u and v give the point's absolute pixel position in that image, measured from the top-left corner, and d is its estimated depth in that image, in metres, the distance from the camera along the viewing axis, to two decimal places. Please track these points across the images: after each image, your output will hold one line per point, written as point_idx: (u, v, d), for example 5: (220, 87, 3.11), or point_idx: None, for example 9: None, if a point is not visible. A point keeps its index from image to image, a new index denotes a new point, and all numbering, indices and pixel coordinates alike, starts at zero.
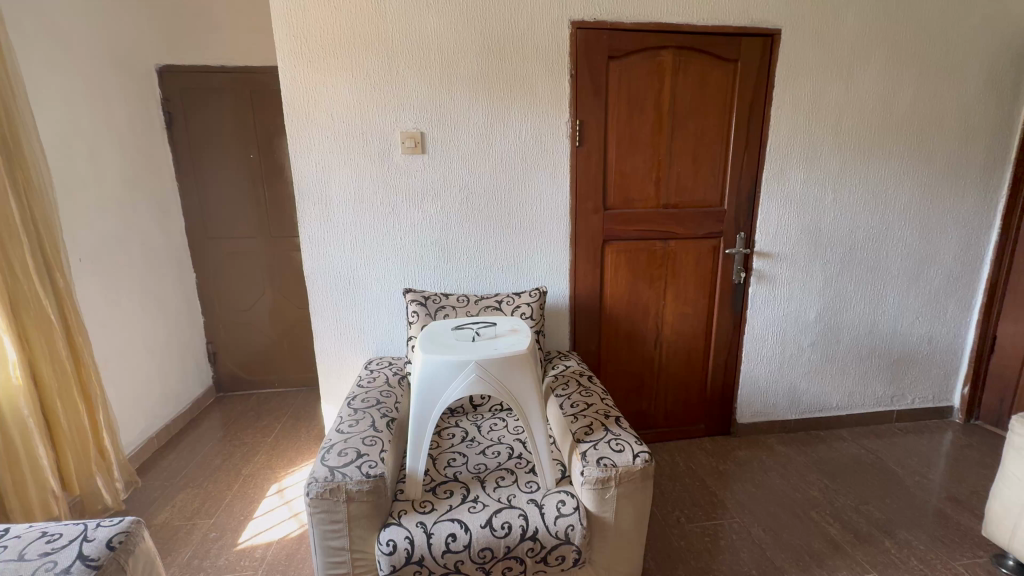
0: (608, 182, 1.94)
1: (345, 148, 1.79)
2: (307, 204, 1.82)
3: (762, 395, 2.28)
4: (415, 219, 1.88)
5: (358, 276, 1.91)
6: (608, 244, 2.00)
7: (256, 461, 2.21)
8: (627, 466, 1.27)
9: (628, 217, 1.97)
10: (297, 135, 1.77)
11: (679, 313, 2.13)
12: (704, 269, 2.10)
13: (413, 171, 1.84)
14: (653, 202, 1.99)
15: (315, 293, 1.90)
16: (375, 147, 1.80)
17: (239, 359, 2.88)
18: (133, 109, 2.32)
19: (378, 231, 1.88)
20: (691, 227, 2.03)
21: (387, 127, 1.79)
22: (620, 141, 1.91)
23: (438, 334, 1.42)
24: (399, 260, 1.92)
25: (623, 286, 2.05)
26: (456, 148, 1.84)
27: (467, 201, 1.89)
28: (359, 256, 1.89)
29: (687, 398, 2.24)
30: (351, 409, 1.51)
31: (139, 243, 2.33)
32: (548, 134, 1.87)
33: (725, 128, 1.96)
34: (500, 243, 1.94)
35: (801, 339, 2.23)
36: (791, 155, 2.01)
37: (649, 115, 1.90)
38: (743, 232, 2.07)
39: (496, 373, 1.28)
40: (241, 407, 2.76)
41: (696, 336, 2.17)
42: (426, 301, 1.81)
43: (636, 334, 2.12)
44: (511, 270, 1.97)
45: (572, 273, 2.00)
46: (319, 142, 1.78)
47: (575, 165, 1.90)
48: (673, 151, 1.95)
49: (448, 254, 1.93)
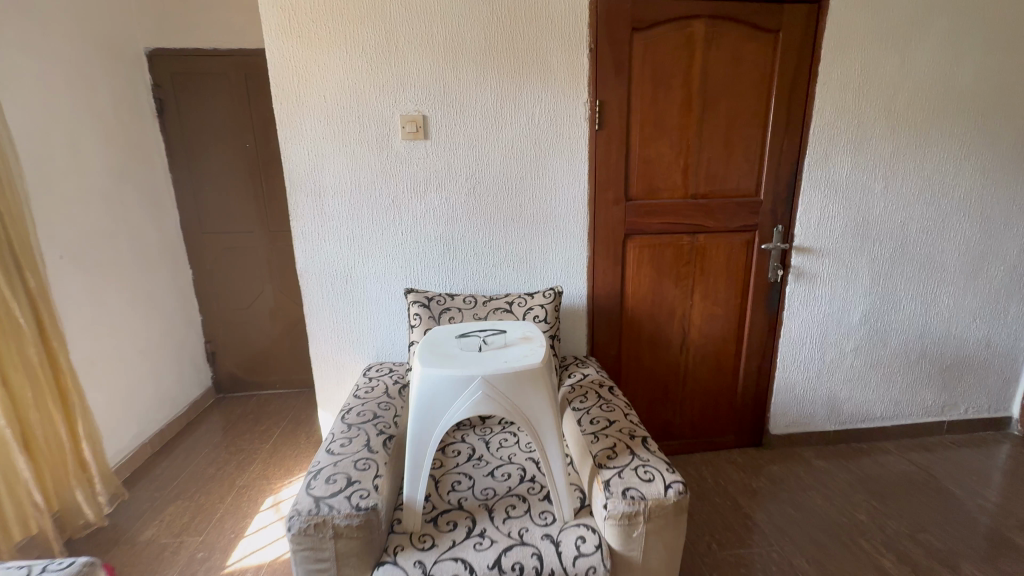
0: (631, 170, 1.74)
1: (341, 134, 1.63)
2: (298, 196, 1.67)
3: (798, 403, 2.08)
4: (418, 212, 1.71)
5: (356, 274, 1.75)
6: (630, 240, 1.81)
7: (252, 470, 2.08)
8: (657, 499, 1.09)
9: (652, 210, 1.78)
10: (287, 120, 1.61)
11: (708, 315, 1.94)
12: (737, 266, 1.90)
13: (415, 160, 1.67)
14: (681, 192, 1.79)
15: (310, 292, 1.75)
16: (373, 135, 1.64)
17: (239, 359, 2.76)
18: (120, 95, 2.19)
19: (377, 226, 1.71)
20: (722, 220, 1.83)
21: (386, 110, 1.62)
22: (645, 124, 1.70)
23: (438, 342, 1.25)
24: (400, 257, 1.75)
25: (646, 286, 1.86)
26: (462, 132, 1.66)
27: (474, 192, 1.71)
28: (357, 253, 1.73)
29: (715, 407, 2.06)
30: (345, 425, 1.35)
31: (129, 238, 2.20)
32: (564, 116, 1.67)
33: (763, 108, 1.75)
34: (511, 238, 1.76)
35: (843, 343, 2.02)
36: (837, 137, 1.79)
37: (677, 94, 1.69)
38: (781, 225, 1.86)
39: (505, 391, 1.11)
40: (240, 409, 2.64)
41: (726, 339, 1.98)
42: (430, 303, 1.64)
43: (660, 337, 1.94)
44: (523, 268, 1.79)
45: (591, 271, 1.82)
46: (312, 128, 1.62)
47: (593, 151, 1.70)
48: (704, 134, 1.74)
49: (453, 250, 1.76)
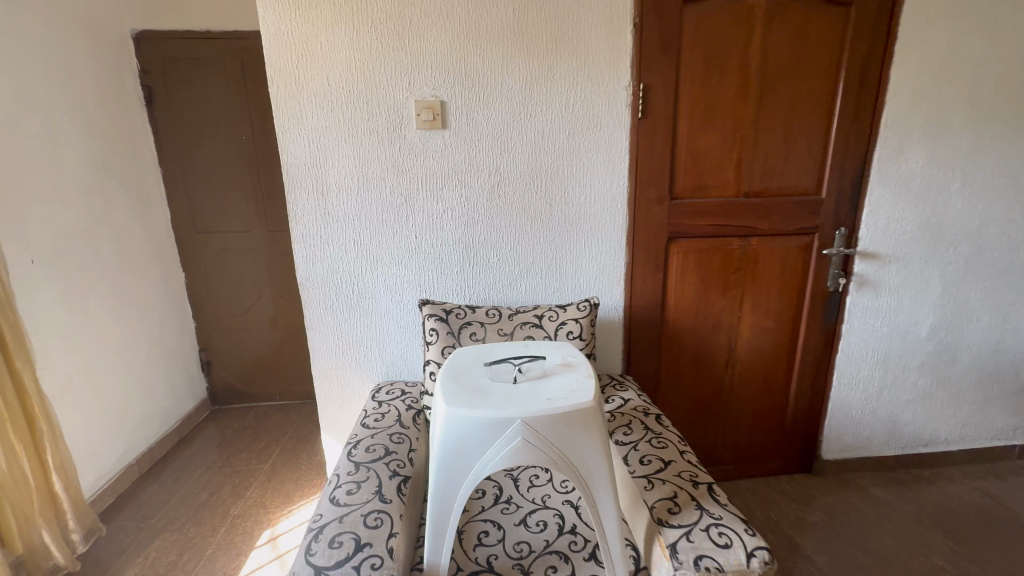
0: (676, 165, 1.53)
1: (347, 123, 1.42)
2: (299, 194, 1.46)
3: (855, 425, 1.87)
4: (434, 212, 1.50)
5: (364, 282, 1.54)
6: (673, 244, 1.60)
7: (248, 497, 1.88)
8: (738, 571, 0.88)
9: (699, 211, 1.57)
10: (285, 106, 1.40)
11: (758, 329, 1.73)
12: (792, 274, 1.68)
13: (431, 152, 1.45)
14: (732, 190, 1.57)
15: (312, 302, 1.55)
16: (383, 123, 1.42)
17: (236, 369, 2.56)
18: (104, 82, 1.98)
19: (387, 228, 1.50)
20: (778, 222, 1.61)
21: (398, 94, 1.41)
22: (694, 111, 1.48)
23: (464, 370, 1.05)
24: (414, 264, 1.54)
25: (691, 296, 1.65)
26: (485, 121, 1.44)
27: (498, 189, 1.50)
28: (365, 259, 1.52)
29: (763, 429, 1.85)
30: (352, 464, 1.15)
31: (114, 240, 2.00)
32: (603, 101, 1.46)
33: (829, 93, 1.52)
34: (540, 242, 1.55)
35: (908, 359, 1.80)
36: (912, 127, 1.57)
37: (732, 77, 1.47)
38: (843, 228, 1.64)
39: (550, 437, 0.90)
40: (237, 424, 2.44)
41: (777, 355, 1.77)
42: (448, 316, 1.43)
43: (704, 352, 1.73)
44: (553, 275, 1.58)
45: (629, 279, 1.61)
46: (314, 116, 1.41)
47: (634, 143, 1.49)
48: (761, 123, 1.52)
49: (474, 255, 1.55)
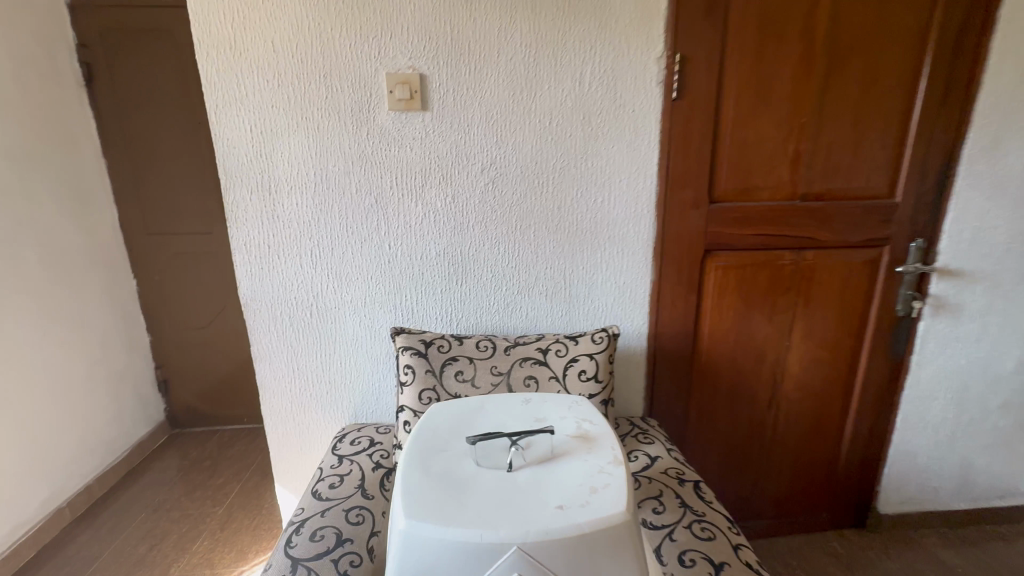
0: (719, 160, 1.21)
1: (299, 100, 1.10)
2: (240, 193, 1.15)
3: (919, 474, 1.56)
4: (412, 216, 1.19)
5: (325, 303, 1.23)
6: (711, 258, 1.29)
7: (192, 553, 1.58)
8: None
9: (745, 217, 1.25)
10: (218, 76, 1.08)
11: (809, 361, 1.42)
12: (854, 294, 1.37)
13: (409, 140, 1.14)
14: (787, 192, 1.26)
15: (260, 328, 1.24)
16: (347, 102, 1.11)
17: (197, 388, 2.25)
18: (27, 56, 1.67)
19: (353, 236, 1.19)
20: (840, 231, 1.30)
21: (366, 63, 1.09)
22: (744, 90, 1.17)
23: (439, 448, 0.74)
24: (387, 280, 1.23)
25: (729, 321, 1.35)
26: (478, 102, 1.13)
27: (493, 188, 1.19)
28: (326, 275, 1.21)
29: (810, 479, 1.54)
30: (288, 562, 0.86)
31: (39, 244, 1.70)
32: (627, 78, 1.14)
33: (911, 70, 1.21)
34: (545, 255, 1.24)
35: (987, 398, 1.49)
36: (1014, 114, 1.25)
37: (793, 47, 1.15)
38: (920, 239, 1.33)
39: (561, 569, 0.60)
40: (196, 452, 2.14)
41: (831, 393, 1.46)
42: (428, 350, 1.13)
43: (743, 389, 1.42)
44: (561, 295, 1.28)
45: (655, 301, 1.30)
46: (257, 90, 1.09)
47: (667, 131, 1.17)
48: (826, 107, 1.20)
49: (462, 270, 1.24)
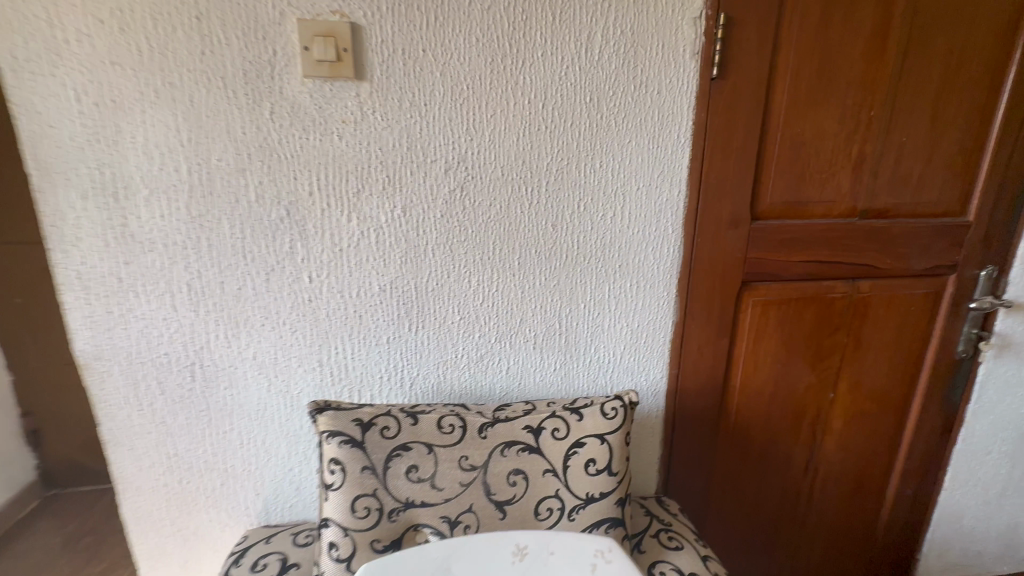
0: (765, 164, 0.91)
1: (157, 57, 0.71)
2: (67, 199, 0.74)
3: (964, 539, 1.33)
4: (343, 236, 0.82)
5: (213, 362, 0.84)
6: (748, 292, 0.98)
7: None
8: None
9: (793, 240, 0.96)
10: (13, 11, 0.66)
11: (854, 416, 1.14)
12: (912, 334, 1.10)
13: (336, 124, 0.77)
14: (844, 207, 0.97)
15: (115, 398, 0.84)
16: (236, 62, 0.72)
17: (80, 438, 1.77)
18: None
19: (253, 264, 0.81)
20: (903, 258, 1.02)
21: (265, 2, 0.71)
22: (803, 71, 0.87)
23: None
24: (308, 327, 0.85)
25: (766, 371, 1.05)
26: (440, 70, 0.77)
27: (462, 196, 0.83)
28: (213, 321, 0.82)
29: (845, 551, 1.27)
30: None
31: None
32: (652, 45, 0.81)
33: (1002, 53, 0.94)
34: (533, 291, 0.90)
35: None
36: None
37: (868, 15, 0.86)
38: (992, 266, 1.08)
39: None
40: (76, 523, 1.66)
41: (875, 452, 1.19)
42: (366, 436, 0.76)
43: (776, 452, 1.13)
44: (553, 343, 0.94)
45: (676, 348, 0.99)
46: (84, 38, 0.69)
47: (702, 122, 0.86)
48: (898, 98, 0.92)
49: (418, 311, 0.88)
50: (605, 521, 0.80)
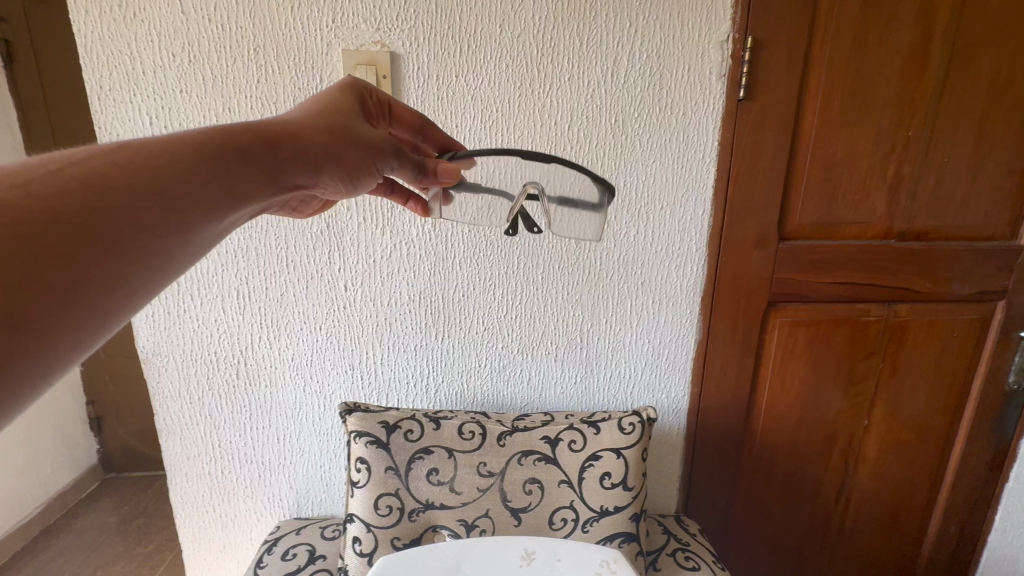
0: (794, 183, 0.90)
1: (219, 84, 0.79)
2: None
3: None
4: (377, 247, 0.87)
5: (256, 361, 0.91)
6: (775, 312, 0.97)
7: None
8: None
9: (823, 260, 0.94)
10: (102, 47, 0.76)
11: (891, 445, 1.09)
12: (955, 361, 1.05)
13: None
14: (879, 228, 0.95)
15: (168, 391, 0.92)
16: (287, 90, 0.79)
17: (137, 427, 1.92)
18: None
19: (294, 272, 0.87)
20: (945, 282, 0.98)
21: (314, 36, 0.78)
22: (835, 91, 0.86)
23: None
24: (342, 332, 0.91)
25: (793, 394, 1.03)
26: (471, 94, 0.82)
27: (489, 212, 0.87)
28: (257, 324, 0.89)
29: None
30: None
31: None
32: (678, 68, 0.83)
33: None
34: (556, 305, 0.93)
35: None
36: None
37: (906, 34, 0.84)
38: None
39: None
40: (130, 505, 1.80)
41: (915, 484, 1.13)
42: (391, 437, 0.80)
43: (805, 478, 1.10)
44: (574, 356, 0.96)
45: (698, 366, 0.98)
46: (159, 69, 0.77)
47: (727, 143, 0.86)
48: (938, 118, 0.89)
49: (444, 321, 0.92)
50: (619, 535, 0.81)
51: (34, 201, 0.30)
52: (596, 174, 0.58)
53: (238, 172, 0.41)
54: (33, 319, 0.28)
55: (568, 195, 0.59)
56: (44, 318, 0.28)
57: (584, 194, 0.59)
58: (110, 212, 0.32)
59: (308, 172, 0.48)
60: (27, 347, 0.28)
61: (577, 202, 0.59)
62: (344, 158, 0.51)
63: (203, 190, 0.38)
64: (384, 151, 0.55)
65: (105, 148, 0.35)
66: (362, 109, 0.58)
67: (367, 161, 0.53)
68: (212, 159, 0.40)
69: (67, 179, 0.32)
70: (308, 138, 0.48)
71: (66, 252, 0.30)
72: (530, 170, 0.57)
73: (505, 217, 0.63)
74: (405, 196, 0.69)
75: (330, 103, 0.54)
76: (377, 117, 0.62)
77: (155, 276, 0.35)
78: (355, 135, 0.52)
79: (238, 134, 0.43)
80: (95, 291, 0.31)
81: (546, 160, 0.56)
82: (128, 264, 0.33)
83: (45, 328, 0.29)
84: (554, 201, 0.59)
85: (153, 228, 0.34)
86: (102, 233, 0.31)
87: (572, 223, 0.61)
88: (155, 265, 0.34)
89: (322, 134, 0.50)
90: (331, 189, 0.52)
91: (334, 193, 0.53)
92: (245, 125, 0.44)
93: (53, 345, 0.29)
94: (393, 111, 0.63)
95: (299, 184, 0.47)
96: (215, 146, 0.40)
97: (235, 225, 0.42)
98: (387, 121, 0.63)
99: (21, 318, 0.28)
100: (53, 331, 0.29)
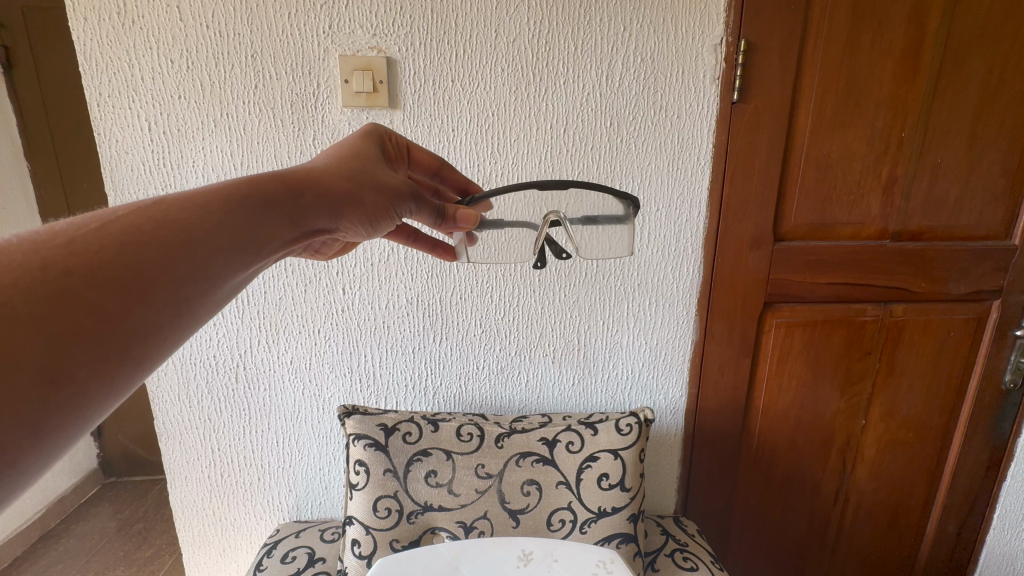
0: (789, 185, 0.91)
1: (218, 91, 0.79)
2: None
3: None
4: (375, 252, 0.87)
5: (255, 365, 0.92)
6: (771, 313, 0.98)
7: None
8: None
9: (818, 261, 0.95)
10: (101, 54, 0.77)
11: (889, 444, 1.10)
12: (951, 361, 1.05)
13: None
14: (874, 229, 0.95)
15: (168, 396, 0.92)
16: (285, 94, 0.80)
17: (136, 431, 1.92)
18: None
19: (292, 275, 0.88)
20: (940, 282, 0.99)
21: (311, 41, 0.78)
22: (828, 94, 0.87)
23: None
24: (341, 336, 0.92)
25: (791, 395, 1.03)
26: (467, 98, 0.83)
27: None
28: (256, 327, 0.90)
29: None
30: None
31: None
32: (672, 72, 0.84)
33: None
34: (553, 307, 0.93)
35: None
36: None
37: (898, 36, 0.85)
38: None
39: None
40: (127, 510, 1.79)
41: (913, 483, 1.14)
42: (392, 439, 0.81)
43: (803, 479, 1.10)
44: (572, 358, 0.96)
45: (695, 367, 0.99)
46: (156, 76, 0.78)
47: (723, 145, 0.87)
48: (931, 119, 0.90)
49: (442, 324, 0.93)
50: (617, 536, 0.81)
51: (73, 259, 0.30)
52: (614, 190, 0.61)
53: (260, 219, 0.41)
54: (71, 372, 0.28)
55: (588, 214, 0.62)
56: (81, 370, 0.28)
57: (605, 209, 0.62)
58: (143, 265, 0.32)
59: (329, 216, 0.48)
60: (65, 400, 0.28)
61: (598, 218, 0.63)
62: (364, 204, 0.51)
63: (227, 238, 0.38)
64: (403, 195, 0.55)
65: (136, 204, 0.35)
66: (383, 154, 0.59)
67: (386, 206, 0.53)
68: (238, 207, 0.40)
69: (104, 236, 0.32)
70: (329, 185, 0.49)
71: (101, 305, 0.30)
72: (548, 199, 0.60)
73: (535, 250, 0.65)
74: (431, 245, 0.69)
75: (353, 152, 0.55)
76: (398, 161, 0.63)
77: (187, 326, 0.34)
78: (375, 180, 0.53)
79: (264, 183, 0.43)
80: (133, 344, 0.31)
81: (562, 187, 0.59)
82: (159, 315, 0.32)
83: (81, 380, 0.29)
84: (576, 223, 0.62)
85: (183, 278, 0.34)
86: (136, 287, 0.31)
87: (598, 239, 0.64)
88: (185, 314, 0.34)
89: (344, 181, 0.50)
90: (352, 234, 0.52)
91: (355, 237, 0.53)
92: (271, 173, 0.45)
93: (88, 397, 0.29)
94: (411, 154, 0.65)
95: (320, 228, 0.47)
96: (241, 196, 0.41)
97: (258, 271, 0.42)
98: (407, 164, 0.65)
99: (59, 371, 0.28)
100: (89, 382, 0.29)
